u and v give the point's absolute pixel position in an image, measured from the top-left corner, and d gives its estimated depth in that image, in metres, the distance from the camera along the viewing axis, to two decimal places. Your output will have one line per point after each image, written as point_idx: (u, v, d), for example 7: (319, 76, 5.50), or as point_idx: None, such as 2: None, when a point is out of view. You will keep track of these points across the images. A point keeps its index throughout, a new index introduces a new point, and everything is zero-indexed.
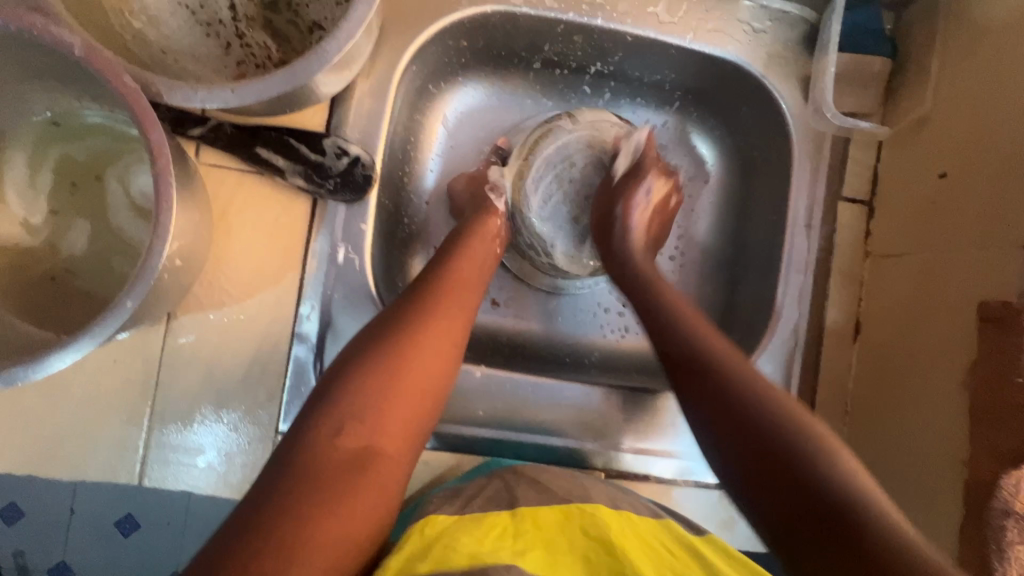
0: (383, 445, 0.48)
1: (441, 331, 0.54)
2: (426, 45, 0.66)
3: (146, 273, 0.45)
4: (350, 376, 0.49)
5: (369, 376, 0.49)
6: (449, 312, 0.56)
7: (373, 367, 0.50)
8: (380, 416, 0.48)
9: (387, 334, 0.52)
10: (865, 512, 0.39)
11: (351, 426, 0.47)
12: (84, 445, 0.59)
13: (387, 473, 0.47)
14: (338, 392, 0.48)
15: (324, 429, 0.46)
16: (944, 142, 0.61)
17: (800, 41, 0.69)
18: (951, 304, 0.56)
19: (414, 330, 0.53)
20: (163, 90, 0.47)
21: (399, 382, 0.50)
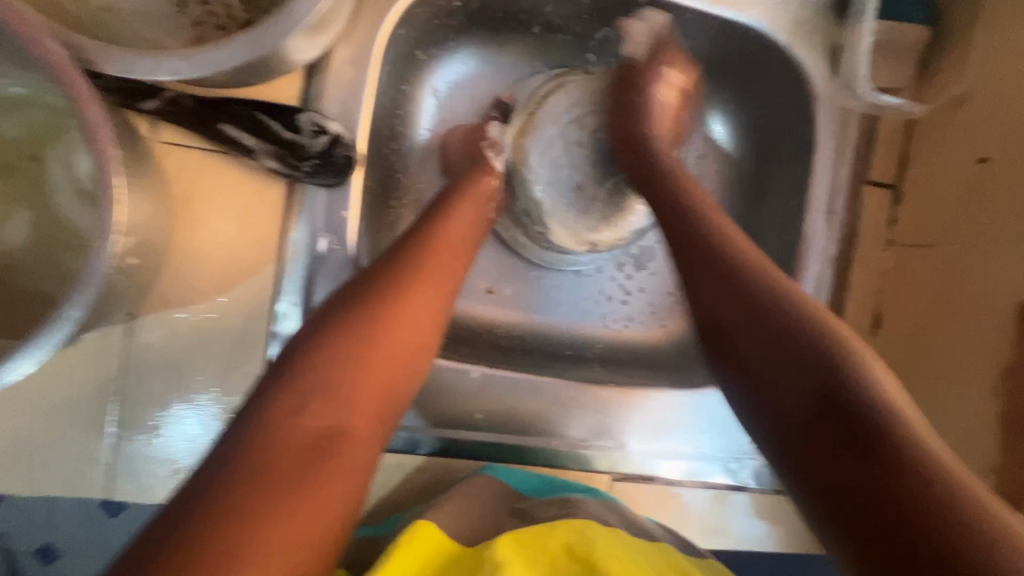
0: (352, 427, 0.42)
1: (419, 300, 0.49)
2: (414, 5, 0.58)
3: (91, 275, 0.39)
4: (318, 354, 0.43)
5: (337, 348, 0.44)
6: (428, 279, 0.50)
7: (341, 340, 0.44)
8: (350, 397, 0.43)
9: (360, 303, 0.46)
10: (964, 510, 0.30)
11: (314, 403, 0.41)
12: (42, 457, 0.53)
13: (356, 457, 0.42)
14: (304, 375, 0.42)
15: (287, 406, 0.41)
16: (984, 122, 0.55)
17: (830, 5, 0.62)
18: (984, 301, 0.52)
19: (389, 299, 0.47)
20: (101, 59, 0.39)
21: (374, 363, 0.45)
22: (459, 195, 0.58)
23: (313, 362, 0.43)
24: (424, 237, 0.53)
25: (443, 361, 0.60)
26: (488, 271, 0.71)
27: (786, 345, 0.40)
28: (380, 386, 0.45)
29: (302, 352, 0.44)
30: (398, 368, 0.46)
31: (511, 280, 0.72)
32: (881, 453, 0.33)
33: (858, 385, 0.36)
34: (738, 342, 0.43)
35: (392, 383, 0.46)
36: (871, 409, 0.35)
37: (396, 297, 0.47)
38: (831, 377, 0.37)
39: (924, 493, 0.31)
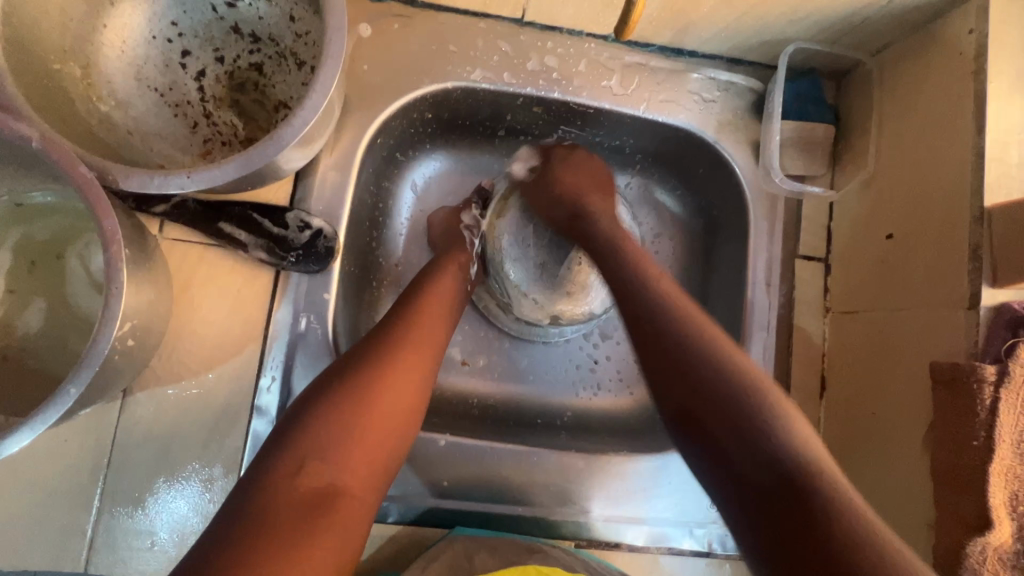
0: (344, 487, 0.47)
1: (407, 363, 0.54)
2: (389, 119, 0.68)
3: (93, 357, 0.45)
4: (314, 417, 0.48)
5: (335, 408, 0.49)
6: (413, 344, 0.56)
7: (333, 402, 0.49)
8: (346, 458, 0.47)
9: (353, 368, 0.52)
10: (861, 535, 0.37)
11: (312, 463, 0.46)
12: (28, 532, 0.56)
13: (350, 507, 0.46)
14: (298, 439, 0.47)
15: (289, 467, 0.45)
16: (887, 205, 0.63)
17: (750, 108, 0.72)
18: (906, 365, 0.57)
19: (375, 363, 0.53)
20: (120, 176, 0.48)
21: (366, 424, 0.49)
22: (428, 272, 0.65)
23: (304, 425, 0.48)
24: (411, 310, 0.59)
25: None
26: (462, 343, 0.77)
27: (690, 409, 0.47)
28: (375, 448, 0.49)
29: (300, 416, 0.49)
30: (388, 428, 0.51)
31: (483, 351, 0.77)
32: (722, 445, 0.45)
33: (763, 440, 0.43)
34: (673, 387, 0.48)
35: (384, 443, 0.50)
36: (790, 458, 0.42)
37: (387, 362, 0.53)
38: (743, 425, 0.44)
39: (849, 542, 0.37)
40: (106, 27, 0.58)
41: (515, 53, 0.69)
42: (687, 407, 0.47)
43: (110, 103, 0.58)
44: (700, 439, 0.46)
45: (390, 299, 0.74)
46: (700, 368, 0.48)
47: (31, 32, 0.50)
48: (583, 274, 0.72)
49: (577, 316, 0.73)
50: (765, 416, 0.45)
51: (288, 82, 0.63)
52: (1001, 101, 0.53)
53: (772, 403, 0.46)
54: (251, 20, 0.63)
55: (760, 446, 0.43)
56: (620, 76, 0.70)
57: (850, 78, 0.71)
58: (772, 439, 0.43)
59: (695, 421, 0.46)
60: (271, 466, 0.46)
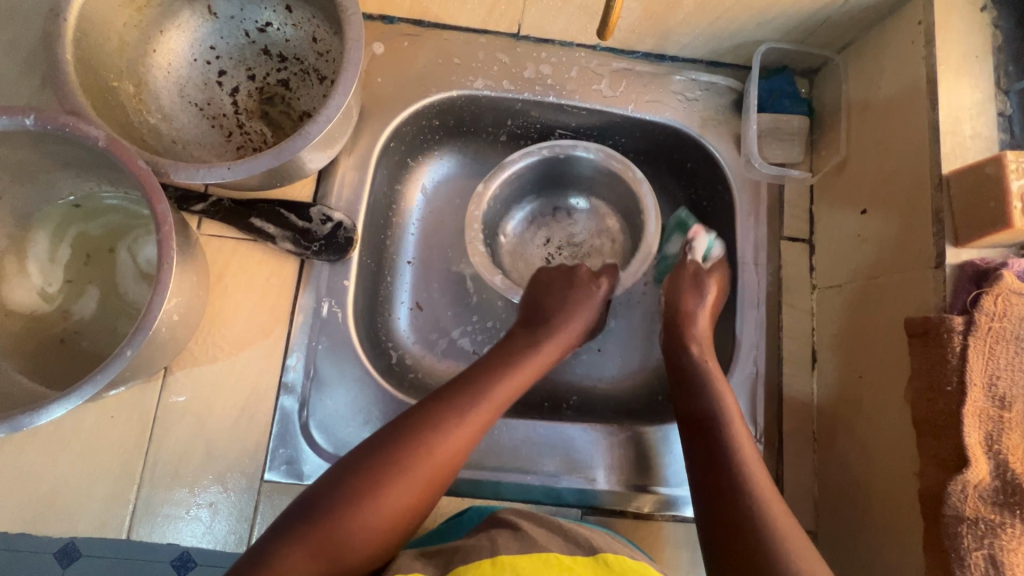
0: (401, 510, 0.53)
1: (471, 432, 0.58)
2: (401, 125, 0.75)
3: (145, 325, 0.51)
4: (389, 451, 0.54)
5: (405, 450, 0.54)
6: (484, 413, 0.59)
7: (403, 439, 0.55)
8: (409, 492, 0.53)
9: (433, 418, 0.57)
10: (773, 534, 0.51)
11: (375, 485, 0.52)
12: (75, 502, 0.61)
13: (419, 502, 0.54)
14: (368, 465, 0.53)
15: (353, 485, 0.52)
16: (861, 183, 0.68)
17: (730, 105, 0.78)
18: (885, 325, 0.61)
19: (451, 421, 0.57)
20: (171, 170, 0.55)
21: (423, 471, 0.54)
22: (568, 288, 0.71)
23: (377, 456, 0.54)
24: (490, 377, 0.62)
25: None
26: (472, 334, 0.80)
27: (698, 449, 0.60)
28: (434, 483, 0.55)
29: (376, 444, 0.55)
30: (451, 466, 0.56)
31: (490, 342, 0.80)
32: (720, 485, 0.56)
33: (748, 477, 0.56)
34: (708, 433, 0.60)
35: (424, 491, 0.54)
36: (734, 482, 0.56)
37: (457, 425, 0.57)
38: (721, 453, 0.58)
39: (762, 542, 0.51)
40: (155, 51, 0.67)
41: (513, 63, 0.76)
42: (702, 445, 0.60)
43: (158, 116, 0.66)
44: (699, 460, 0.59)
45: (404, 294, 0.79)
46: (714, 412, 0.61)
47: (95, 54, 0.58)
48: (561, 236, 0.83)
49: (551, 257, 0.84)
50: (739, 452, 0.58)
51: (312, 94, 0.71)
52: (951, 80, 0.58)
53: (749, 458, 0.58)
54: (278, 42, 0.71)
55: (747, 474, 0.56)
56: (609, 80, 0.77)
57: (820, 74, 0.77)
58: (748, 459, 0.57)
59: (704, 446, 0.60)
60: (340, 480, 0.53)
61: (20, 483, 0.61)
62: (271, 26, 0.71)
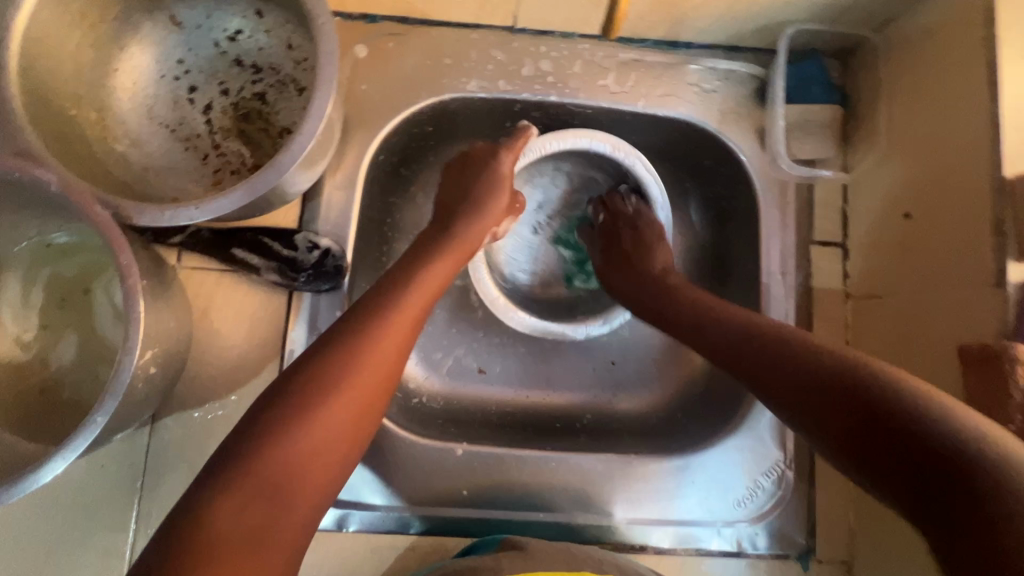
0: (306, 472, 0.40)
1: (369, 388, 0.44)
2: (390, 135, 0.69)
3: (117, 386, 0.47)
4: (280, 412, 0.41)
5: (286, 436, 0.40)
6: (382, 359, 0.45)
7: (280, 423, 0.40)
8: (309, 450, 0.40)
9: (314, 383, 0.42)
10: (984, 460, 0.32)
11: (258, 494, 0.38)
12: (70, 556, 0.59)
13: (331, 458, 0.42)
14: (252, 441, 0.39)
15: (229, 507, 0.37)
16: (904, 183, 0.60)
17: (753, 94, 0.70)
18: (933, 347, 0.54)
19: (337, 380, 0.43)
20: (134, 213, 0.50)
21: (316, 457, 0.41)
22: (482, 199, 0.62)
23: (251, 458, 0.39)
24: (384, 307, 0.48)
25: (429, 440, 0.64)
26: (476, 352, 0.76)
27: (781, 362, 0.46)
28: (346, 427, 0.43)
29: (240, 437, 0.40)
30: (364, 406, 0.44)
31: (497, 360, 0.76)
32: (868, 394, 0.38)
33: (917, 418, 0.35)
34: (759, 376, 0.47)
35: (324, 478, 0.41)
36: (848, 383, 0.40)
37: (349, 381, 0.43)
38: (845, 388, 0.40)
39: (997, 474, 0.31)
40: (117, 71, 0.61)
41: (509, 60, 0.69)
42: (822, 382, 0.41)
43: (125, 142, 0.61)
44: (787, 392, 0.44)
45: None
46: (752, 326, 0.51)
47: (46, 82, 0.53)
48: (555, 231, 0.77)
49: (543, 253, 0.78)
50: (897, 381, 0.38)
51: (291, 108, 0.65)
52: (1015, 66, 0.50)
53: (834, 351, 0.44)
54: (251, 51, 0.65)
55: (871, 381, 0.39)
56: (616, 74, 0.70)
57: (856, 56, 0.69)
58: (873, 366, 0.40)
59: (791, 359, 0.45)
60: (208, 506, 0.37)
61: None
62: (241, 34, 0.65)
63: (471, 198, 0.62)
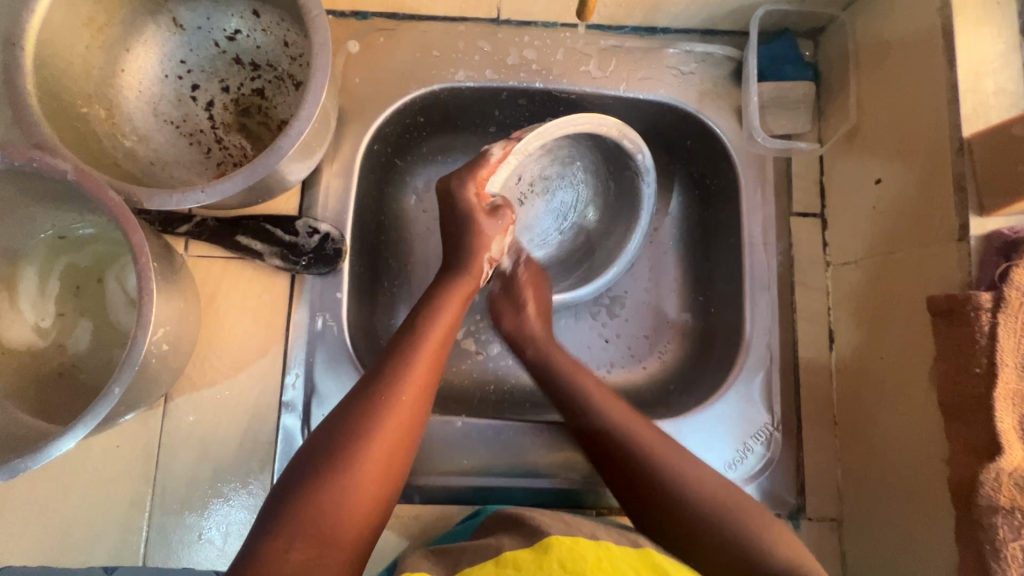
0: (350, 507, 0.45)
1: (394, 432, 0.49)
2: (383, 126, 0.72)
3: (131, 360, 0.50)
4: (326, 453, 0.46)
5: (324, 485, 0.45)
6: (405, 405, 0.50)
7: (316, 473, 0.45)
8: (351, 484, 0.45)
9: (339, 437, 0.47)
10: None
11: (300, 540, 0.42)
12: (89, 533, 0.61)
13: (371, 489, 0.46)
14: (304, 481, 0.45)
15: (286, 543, 0.42)
16: (875, 151, 0.63)
17: (729, 75, 0.73)
18: (908, 303, 0.57)
19: (365, 427, 0.48)
20: (145, 198, 0.53)
21: (353, 502, 0.45)
22: (469, 225, 0.63)
23: (297, 505, 0.44)
24: (400, 358, 0.53)
25: (430, 414, 0.67)
26: (474, 335, 0.78)
27: (638, 488, 0.55)
28: (382, 461, 0.47)
29: (293, 479, 0.45)
30: (397, 440, 0.49)
31: (493, 340, 0.78)
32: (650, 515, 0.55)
33: (665, 483, 0.54)
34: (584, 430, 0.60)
35: (363, 522, 0.45)
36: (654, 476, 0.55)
37: (387, 412, 0.49)
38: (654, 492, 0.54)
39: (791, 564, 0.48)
40: (124, 71, 0.65)
41: (495, 50, 0.72)
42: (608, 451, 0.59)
43: (133, 138, 0.64)
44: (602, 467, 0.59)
45: (401, 291, 0.77)
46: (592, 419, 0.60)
47: (59, 80, 0.57)
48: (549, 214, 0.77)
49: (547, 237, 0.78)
50: (680, 479, 0.54)
51: (288, 102, 0.68)
52: (967, 31, 0.53)
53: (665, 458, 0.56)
54: (249, 49, 0.68)
55: (686, 482, 0.54)
56: (598, 60, 0.73)
57: (825, 35, 0.72)
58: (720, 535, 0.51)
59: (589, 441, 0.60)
60: (260, 554, 0.41)
61: (35, 518, 0.61)
62: (240, 33, 0.68)
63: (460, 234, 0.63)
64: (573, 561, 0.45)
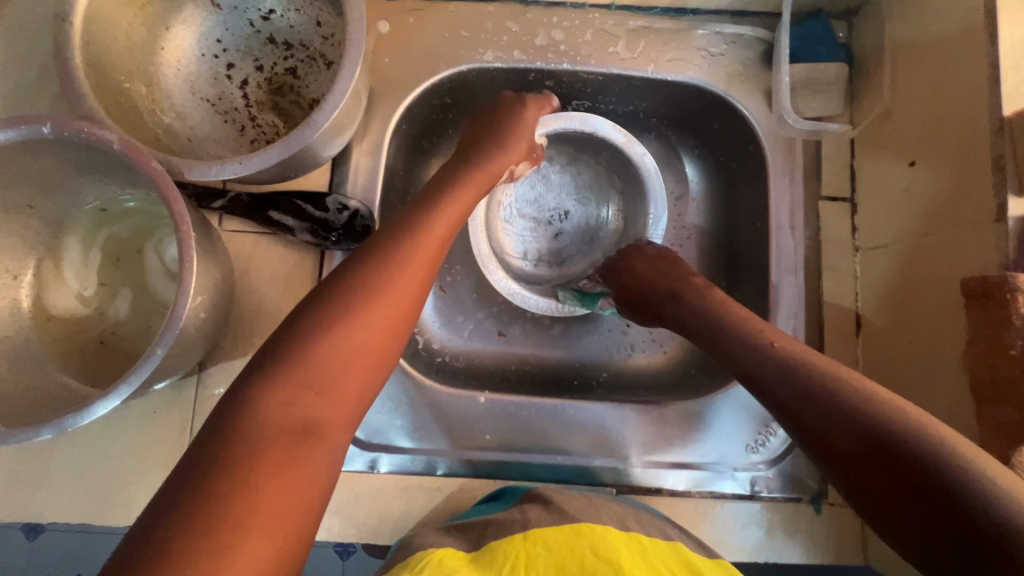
0: (325, 415, 0.42)
1: (394, 308, 0.48)
2: (411, 106, 0.73)
3: (172, 324, 0.52)
4: (297, 348, 0.43)
5: (318, 342, 0.44)
6: (394, 298, 0.48)
7: (314, 328, 0.44)
8: (324, 384, 0.43)
9: (311, 332, 0.44)
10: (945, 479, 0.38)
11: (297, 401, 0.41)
12: (127, 494, 0.64)
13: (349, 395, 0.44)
14: (278, 372, 0.42)
15: (261, 428, 0.40)
16: (909, 134, 0.62)
17: (759, 56, 0.72)
18: (941, 286, 0.56)
19: (364, 298, 0.46)
20: (185, 169, 0.55)
21: (331, 391, 0.43)
22: None
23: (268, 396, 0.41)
24: (407, 237, 0.52)
25: (453, 390, 0.68)
26: (497, 316, 0.79)
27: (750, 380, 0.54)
28: (361, 370, 0.45)
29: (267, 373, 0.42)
30: (379, 346, 0.46)
31: (516, 322, 0.79)
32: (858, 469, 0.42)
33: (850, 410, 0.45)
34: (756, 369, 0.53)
35: (357, 389, 0.45)
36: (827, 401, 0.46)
37: (369, 314, 0.46)
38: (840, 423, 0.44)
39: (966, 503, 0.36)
40: (163, 50, 0.67)
41: (523, 31, 0.73)
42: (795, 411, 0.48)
43: (171, 115, 0.66)
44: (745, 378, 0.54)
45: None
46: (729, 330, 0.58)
47: (105, 57, 0.59)
48: (553, 208, 0.80)
49: (578, 179, 0.80)
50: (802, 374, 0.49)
51: (320, 81, 0.69)
52: (1012, 7, 0.52)
53: (843, 376, 0.48)
54: (283, 29, 0.70)
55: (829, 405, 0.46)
56: (626, 41, 0.73)
57: (860, 16, 0.71)
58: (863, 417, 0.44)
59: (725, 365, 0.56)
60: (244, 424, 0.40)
61: (77, 478, 0.64)
62: (274, 14, 0.70)
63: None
64: (608, 551, 0.49)
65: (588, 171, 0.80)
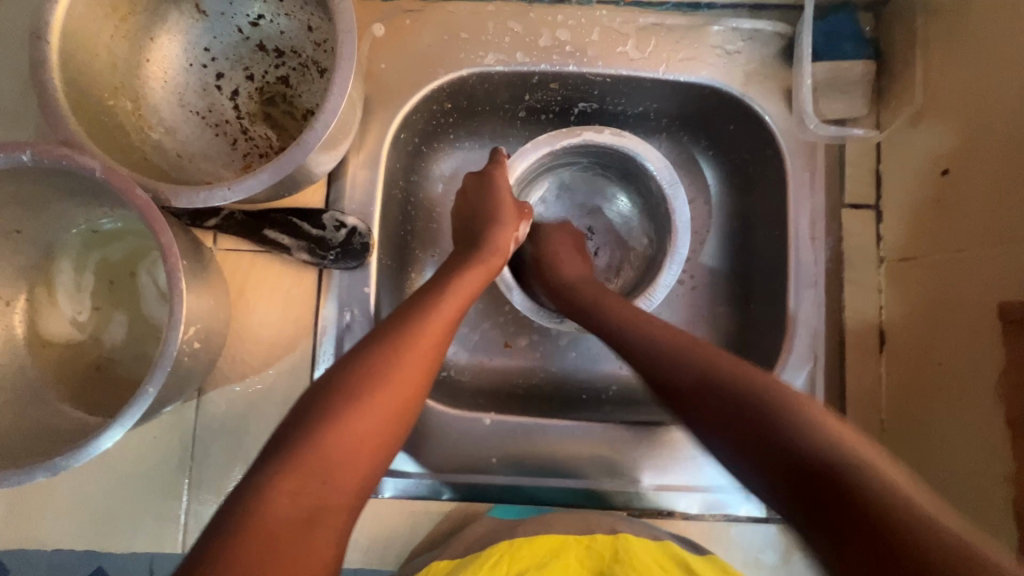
0: (327, 506, 0.43)
1: (396, 396, 0.48)
2: (410, 113, 0.69)
3: (163, 360, 0.50)
4: (301, 435, 0.44)
5: (320, 438, 0.44)
6: (397, 388, 0.48)
7: (318, 420, 0.45)
8: (326, 479, 0.43)
9: (314, 423, 0.45)
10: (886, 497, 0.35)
11: (301, 492, 0.42)
12: (130, 520, 0.63)
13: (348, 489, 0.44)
14: (282, 460, 0.43)
15: (265, 517, 0.40)
16: (943, 140, 0.58)
17: (778, 53, 0.68)
18: (973, 307, 0.53)
19: (367, 385, 0.47)
20: (172, 196, 0.53)
21: (334, 483, 0.43)
22: (495, 215, 0.65)
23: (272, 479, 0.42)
24: (410, 323, 0.52)
25: (457, 410, 0.66)
26: (502, 328, 0.77)
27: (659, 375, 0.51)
28: (361, 466, 0.45)
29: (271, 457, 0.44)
30: (381, 438, 0.47)
31: (523, 333, 0.77)
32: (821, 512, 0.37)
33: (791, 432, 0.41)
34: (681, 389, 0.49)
35: (360, 479, 0.45)
36: (756, 403, 0.44)
37: (372, 405, 0.46)
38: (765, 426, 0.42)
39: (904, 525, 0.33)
40: (149, 61, 0.64)
41: (526, 31, 0.68)
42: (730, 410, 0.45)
43: (160, 131, 0.64)
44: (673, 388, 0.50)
45: (428, 275, 0.75)
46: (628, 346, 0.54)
47: (87, 74, 0.56)
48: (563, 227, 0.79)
49: (570, 190, 0.79)
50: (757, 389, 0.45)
51: (313, 90, 0.66)
52: None
53: (765, 389, 0.45)
54: (273, 35, 0.66)
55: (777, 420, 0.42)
56: (636, 40, 0.68)
57: (889, 8, 0.66)
58: (786, 435, 0.41)
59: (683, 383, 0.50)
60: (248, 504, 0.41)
61: (79, 504, 0.63)
62: (263, 19, 0.66)
63: (477, 218, 0.66)
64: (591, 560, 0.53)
65: (582, 181, 0.79)
